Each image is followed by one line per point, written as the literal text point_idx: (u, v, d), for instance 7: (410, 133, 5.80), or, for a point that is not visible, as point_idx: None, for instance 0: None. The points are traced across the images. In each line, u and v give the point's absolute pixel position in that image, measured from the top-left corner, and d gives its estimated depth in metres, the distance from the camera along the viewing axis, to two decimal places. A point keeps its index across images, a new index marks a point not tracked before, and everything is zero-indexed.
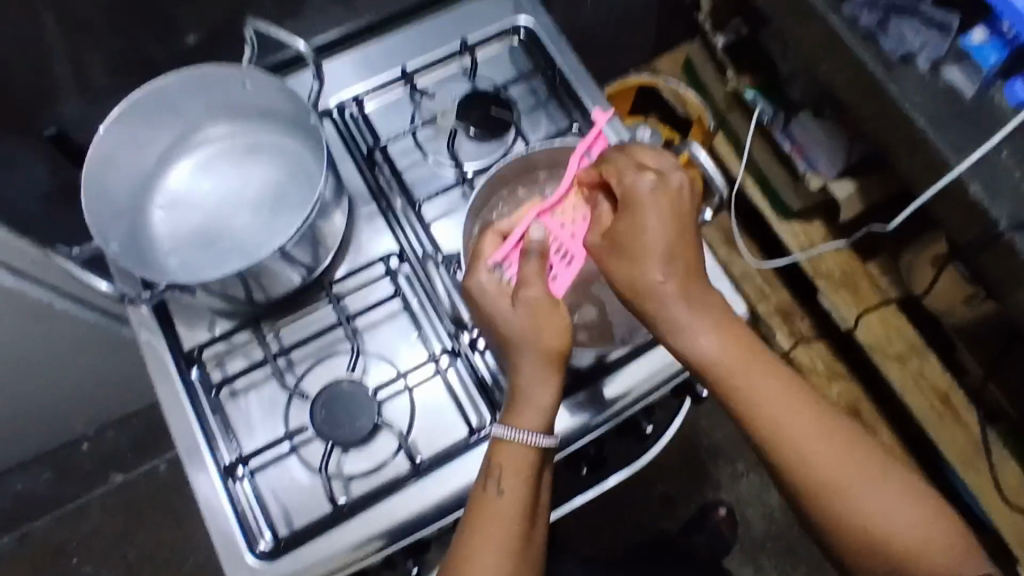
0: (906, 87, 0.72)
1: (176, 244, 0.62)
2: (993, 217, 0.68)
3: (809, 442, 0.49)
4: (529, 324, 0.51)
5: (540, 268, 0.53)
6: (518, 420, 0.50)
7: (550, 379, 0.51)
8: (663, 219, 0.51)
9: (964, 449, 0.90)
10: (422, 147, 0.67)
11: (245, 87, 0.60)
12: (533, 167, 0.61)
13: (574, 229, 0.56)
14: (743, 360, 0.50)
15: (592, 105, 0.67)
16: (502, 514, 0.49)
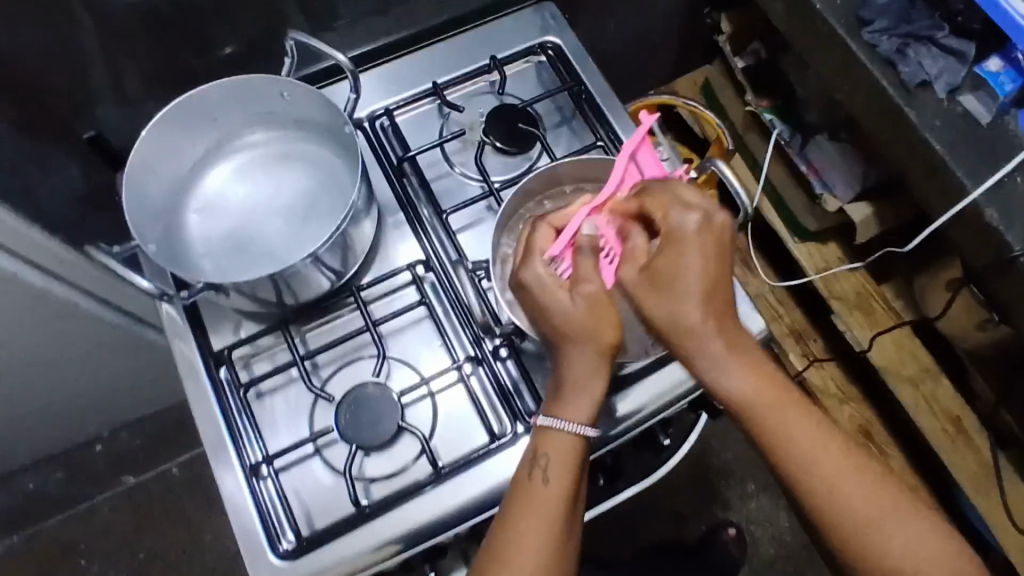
0: (925, 112, 0.73)
1: (209, 247, 0.63)
2: (1008, 242, 0.69)
3: (845, 492, 0.48)
4: (586, 317, 0.51)
5: (595, 264, 0.53)
6: (566, 413, 0.51)
7: (600, 373, 0.52)
8: (704, 263, 0.50)
9: (975, 473, 0.91)
10: (450, 159, 0.69)
11: (283, 96, 0.62)
12: (559, 181, 0.62)
13: (619, 231, 0.56)
14: (778, 406, 0.49)
15: (617, 124, 0.69)
16: (547, 503, 0.49)
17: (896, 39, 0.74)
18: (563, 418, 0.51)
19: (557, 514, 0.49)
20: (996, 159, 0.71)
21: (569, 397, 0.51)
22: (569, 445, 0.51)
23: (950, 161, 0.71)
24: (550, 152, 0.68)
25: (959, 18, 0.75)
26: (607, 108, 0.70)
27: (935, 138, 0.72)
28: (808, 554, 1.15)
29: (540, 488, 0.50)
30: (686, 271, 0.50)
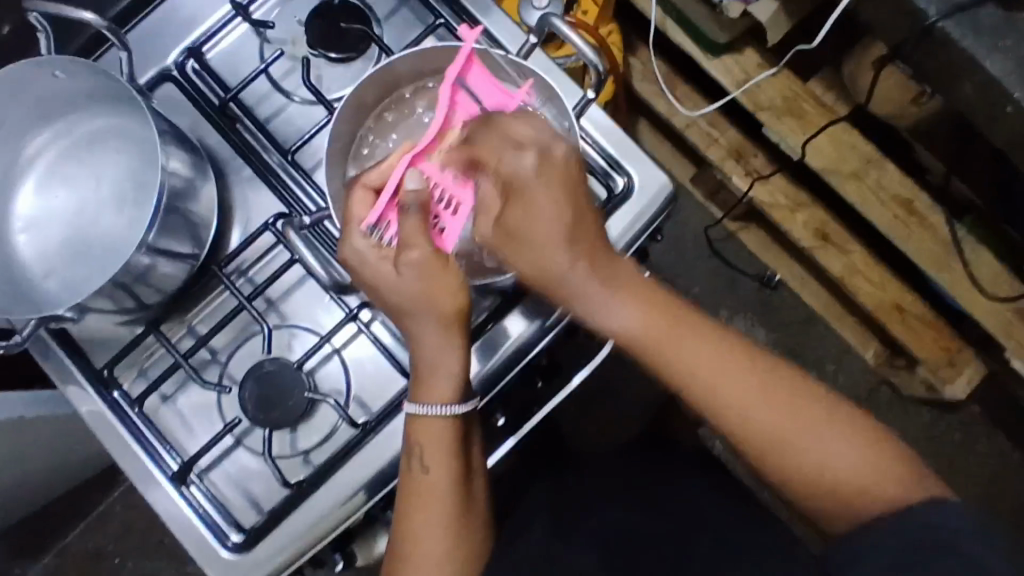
0: None
1: (48, 267, 0.57)
2: (920, 7, 0.63)
3: (747, 400, 0.49)
4: (421, 289, 0.49)
5: (420, 226, 0.50)
6: (430, 393, 0.51)
7: (454, 340, 0.51)
8: (555, 209, 0.49)
9: (934, 251, 0.87)
10: (280, 86, 0.60)
11: (57, 75, 0.54)
12: (397, 85, 0.56)
13: (455, 173, 0.53)
14: (666, 332, 0.50)
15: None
16: (431, 489, 0.52)
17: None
18: (430, 401, 0.51)
19: (443, 496, 0.52)
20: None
21: (430, 378, 0.51)
22: (445, 427, 0.51)
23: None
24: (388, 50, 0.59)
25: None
26: None
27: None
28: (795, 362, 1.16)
29: (422, 474, 0.52)
30: (540, 220, 0.49)
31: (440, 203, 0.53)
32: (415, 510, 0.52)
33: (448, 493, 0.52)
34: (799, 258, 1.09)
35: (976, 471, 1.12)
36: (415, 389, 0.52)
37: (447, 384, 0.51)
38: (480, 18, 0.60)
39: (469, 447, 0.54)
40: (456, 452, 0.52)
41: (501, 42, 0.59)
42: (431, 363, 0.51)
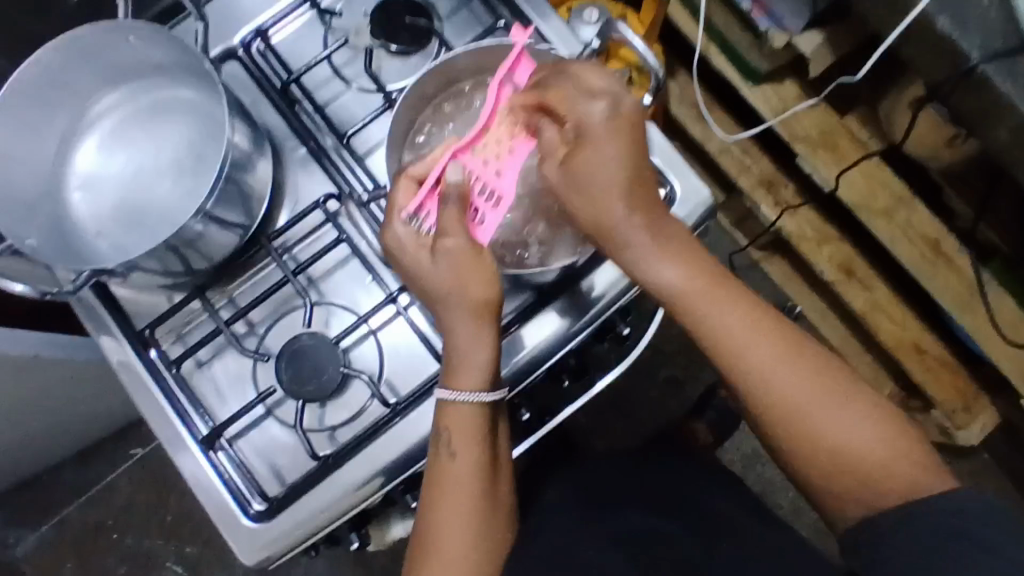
0: None
1: (100, 227, 0.58)
2: (964, 50, 0.65)
3: (788, 382, 0.51)
4: (453, 278, 0.52)
5: (457, 216, 0.52)
6: (456, 382, 0.53)
7: (483, 332, 0.53)
8: (609, 174, 0.51)
9: (960, 292, 0.88)
10: (341, 73, 0.63)
11: (131, 40, 0.56)
12: (456, 79, 0.58)
13: (497, 166, 0.54)
14: (711, 314, 0.51)
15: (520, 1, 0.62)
16: (461, 477, 0.54)
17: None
18: (460, 389, 0.53)
19: (466, 484, 0.54)
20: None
21: (455, 367, 0.53)
22: (472, 418, 0.53)
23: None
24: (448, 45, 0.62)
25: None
26: None
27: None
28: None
29: (447, 462, 0.54)
30: (598, 184, 0.51)
31: (479, 194, 0.53)
32: (439, 495, 0.54)
33: (470, 481, 0.54)
34: (822, 291, 1.11)
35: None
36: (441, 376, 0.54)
37: (475, 374, 0.53)
38: (539, 23, 0.62)
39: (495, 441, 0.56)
40: (481, 442, 0.54)
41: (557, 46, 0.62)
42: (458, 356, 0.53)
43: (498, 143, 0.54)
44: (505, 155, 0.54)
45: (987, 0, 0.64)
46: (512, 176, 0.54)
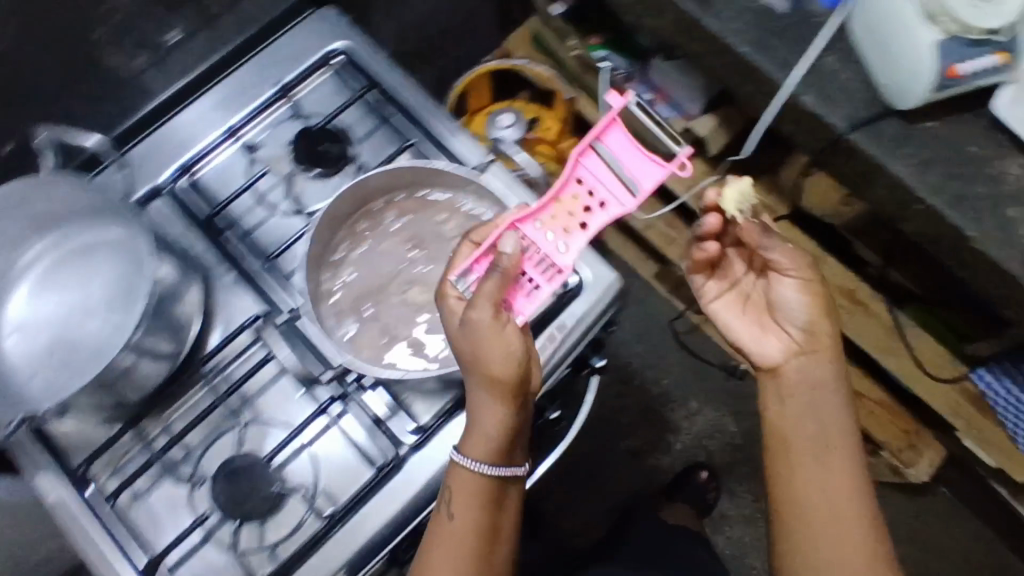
0: (724, 14, 0.74)
1: (31, 370, 0.59)
2: (832, 124, 0.72)
3: (811, 488, 0.60)
4: (473, 351, 0.55)
5: (495, 289, 0.55)
6: (470, 450, 0.57)
7: (500, 403, 0.56)
8: (803, 300, 0.62)
9: (879, 337, 0.94)
10: (264, 199, 0.67)
11: (63, 189, 0.61)
12: (368, 198, 0.63)
13: (548, 242, 0.58)
14: (802, 410, 0.62)
15: (429, 121, 0.68)
16: (456, 534, 0.57)
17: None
18: (474, 458, 0.56)
19: (463, 541, 0.57)
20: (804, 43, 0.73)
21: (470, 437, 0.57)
22: (474, 482, 0.57)
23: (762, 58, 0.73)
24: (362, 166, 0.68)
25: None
26: (414, 104, 0.69)
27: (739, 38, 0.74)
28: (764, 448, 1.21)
29: (446, 521, 0.57)
30: (789, 300, 0.63)
31: (534, 259, 0.58)
32: (437, 553, 0.57)
33: (468, 540, 0.57)
34: None
35: (954, 559, 1.13)
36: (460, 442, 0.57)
37: (489, 445, 0.57)
38: (450, 140, 0.68)
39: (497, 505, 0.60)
40: (483, 507, 0.57)
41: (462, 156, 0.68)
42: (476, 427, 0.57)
43: (569, 216, 0.58)
44: (578, 228, 0.58)
45: (846, 77, 0.72)
46: (579, 246, 0.58)
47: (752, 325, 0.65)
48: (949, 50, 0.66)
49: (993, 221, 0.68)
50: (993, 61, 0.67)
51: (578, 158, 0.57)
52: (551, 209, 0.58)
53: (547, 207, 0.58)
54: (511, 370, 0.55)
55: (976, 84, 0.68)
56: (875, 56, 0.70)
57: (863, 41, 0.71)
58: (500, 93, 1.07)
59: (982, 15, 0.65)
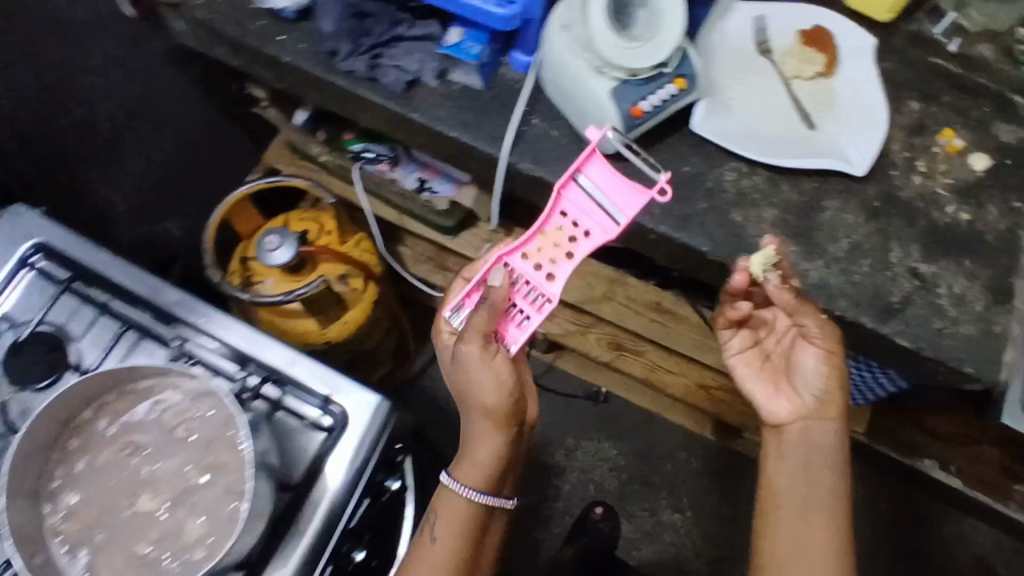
0: (431, 103, 0.90)
1: None
2: (552, 181, 0.88)
3: (797, 546, 0.74)
4: (486, 388, 0.79)
5: (486, 320, 0.75)
6: (460, 474, 0.82)
7: (494, 430, 0.82)
8: (821, 364, 0.77)
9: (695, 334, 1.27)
10: (56, 448, 0.69)
11: None
12: (99, 397, 0.70)
13: (546, 272, 0.77)
14: (784, 472, 0.77)
15: (199, 328, 0.78)
16: (434, 557, 0.81)
17: (366, 58, 0.89)
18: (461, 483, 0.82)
19: (447, 560, 0.81)
20: (555, 122, 0.90)
21: (465, 464, 0.83)
22: (462, 501, 0.82)
23: (539, 172, 0.88)
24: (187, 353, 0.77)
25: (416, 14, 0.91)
26: (157, 323, 0.78)
27: (457, 129, 0.89)
28: (638, 461, 1.62)
29: (431, 544, 0.81)
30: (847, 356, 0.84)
31: (526, 292, 0.78)
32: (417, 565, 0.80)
33: (449, 559, 0.81)
34: (626, 350, 1.45)
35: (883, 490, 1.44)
36: (454, 469, 0.83)
37: (476, 472, 0.82)
38: (261, 353, 0.77)
39: (469, 537, 0.83)
40: (465, 522, 0.83)
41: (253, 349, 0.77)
42: (473, 459, 0.83)
43: (554, 247, 0.76)
44: (564, 255, 0.76)
45: (557, 137, 0.89)
46: (560, 275, 0.76)
47: (772, 394, 0.80)
48: (709, 116, 0.89)
49: (805, 227, 0.88)
50: (671, 87, 0.82)
51: (563, 191, 0.76)
52: (537, 243, 0.77)
53: (534, 242, 0.77)
54: (500, 397, 0.79)
55: (660, 114, 0.82)
56: (574, 117, 0.86)
57: (564, 107, 0.87)
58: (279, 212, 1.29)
59: (754, 101, 0.91)
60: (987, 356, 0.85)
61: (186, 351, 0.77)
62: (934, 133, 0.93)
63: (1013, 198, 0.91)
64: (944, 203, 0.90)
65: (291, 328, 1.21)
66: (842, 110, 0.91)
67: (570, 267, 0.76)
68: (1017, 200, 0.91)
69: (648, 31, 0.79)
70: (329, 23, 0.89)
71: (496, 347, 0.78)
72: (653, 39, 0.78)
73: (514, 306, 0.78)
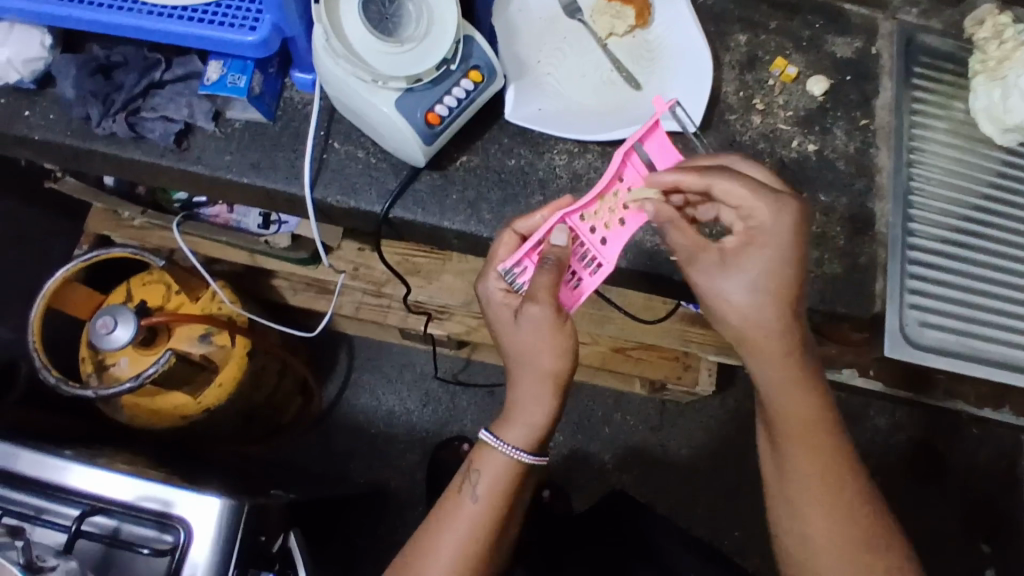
0: (214, 151, 0.80)
1: None
2: (369, 207, 0.79)
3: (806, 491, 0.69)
4: (540, 343, 0.68)
5: (550, 281, 0.68)
6: (505, 436, 0.70)
7: (547, 393, 0.70)
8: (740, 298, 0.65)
9: (587, 309, 1.21)
10: None
11: None
12: None
13: (601, 235, 0.72)
14: None
15: (16, 465, 0.72)
16: (472, 514, 0.70)
17: (122, 118, 0.78)
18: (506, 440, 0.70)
19: (482, 520, 0.70)
20: (355, 144, 0.80)
21: (513, 424, 0.70)
22: (505, 462, 0.70)
23: (350, 203, 0.79)
24: None
25: (168, 54, 0.80)
26: None
27: (248, 175, 0.79)
28: (576, 433, 1.52)
29: (469, 503, 0.71)
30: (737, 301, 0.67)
31: (575, 255, 0.72)
32: (447, 526, 0.70)
33: (487, 520, 0.70)
34: None
35: None
36: (497, 426, 0.71)
37: (526, 433, 0.70)
38: (58, 479, 0.72)
39: (513, 503, 0.72)
40: (501, 492, 0.71)
41: (81, 490, 0.71)
42: (522, 415, 0.70)
43: (608, 209, 0.72)
44: (619, 221, 0.71)
45: (362, 155, 0.80)
46: (615, 241, 0.72)
47: None
48: (522, 101, 0.81)
49: None
50: (465, 83, 0.73)
51: (626, 156, 0.72)
52: (596, 205, 0.72)
53: (594, 203, 0.72)
54: (565, 361, 0.69)
55: (461, 116, 0.74)
56: (363, 123, 0.75)
57: (364, 129, 0.77)
58: (119, 284, 1.17)
59: (571, 74, 0.84)
60: (861, 287, 0.81)
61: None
62: (766, 65, 0.87)
63: (859, 115, 0.87)
64: (788, 138, 0.85)
65: (164, 405, 1.13)
66: (662, 60, 0.85)
67: (627, 233, 0.71)
68: (861, 116, 0.87)
69: (418, 30, 0.70)
70: (68, 88, 0.78)
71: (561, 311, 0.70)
72: (425, 38, 0.69)
73: (569, 268, 0.72)
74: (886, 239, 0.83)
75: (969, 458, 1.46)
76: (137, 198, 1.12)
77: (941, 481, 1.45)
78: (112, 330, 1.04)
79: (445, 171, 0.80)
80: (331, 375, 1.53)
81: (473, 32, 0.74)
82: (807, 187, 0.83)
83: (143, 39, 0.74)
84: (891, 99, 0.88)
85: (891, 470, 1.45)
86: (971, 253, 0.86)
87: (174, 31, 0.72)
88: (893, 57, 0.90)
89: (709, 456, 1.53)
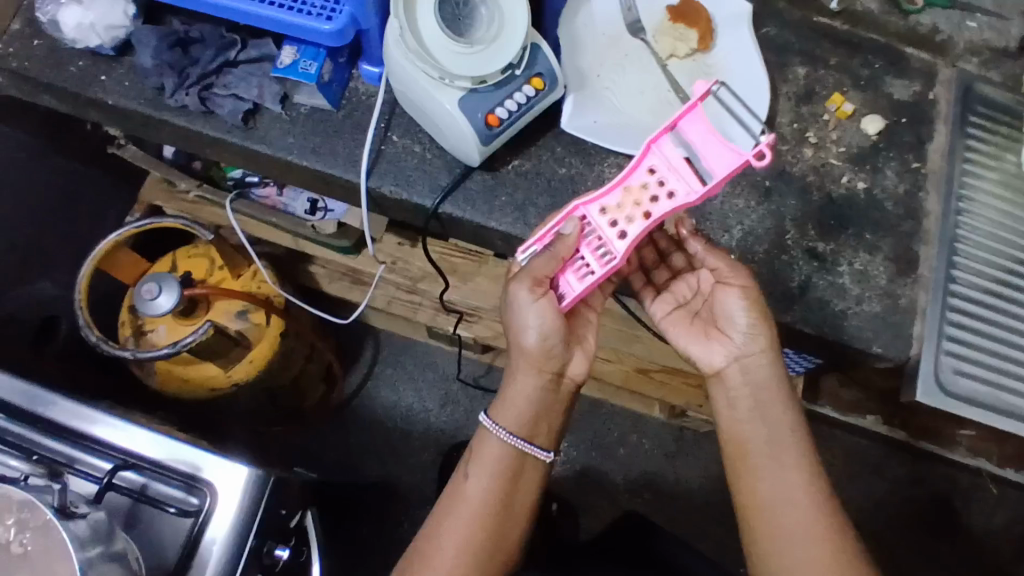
0: (277, 132, 0.82)
1: None
2: (420, 200, 0.81)
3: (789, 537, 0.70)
4: (521, 324, 0.71)
5: (543, 263, 0.70)
6: (498, 417, 0.72)
7: (530, 375, 0.72)
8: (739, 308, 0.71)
9: (617, 326, 1.22)
10: None
11: None
12: None
13: (618, 226, 0.70)
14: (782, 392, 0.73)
15: (48, 411, 0.74)
16: (470, 496, 0.71)
17: (195, 92, 0.81)
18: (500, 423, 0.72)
19: (479, 503, 0.70)
20: (412, 138, 0.83)
21: (503, 406, 0.72)
22: (498, 446, 0.72)
23: (402, 195, 0.81)
24: (28, 454, 0.71)
25: (244, 36, 0.83)
26: (18, 400, 0.75)
27: (307, 158, 0.82)
28: (591, 450, 1.52)
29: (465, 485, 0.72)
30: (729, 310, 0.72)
31: (588, 241, 0.71)
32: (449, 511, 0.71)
33: (483, 503, 0.70)
34: None
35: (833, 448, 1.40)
36: (493, 410, 0.73)
37: (515, 414, 0.72)
38: (87, 429, 0.74)
39: (513, 492, 0.72)
40: (495, 475, 0.71)
41: (111, 444, 0.74)
42: (512, 398, 0.73)
43: (634, 198, 0.69)
44: (641, 215, 0.69)
45: (419, 149, 0.82)
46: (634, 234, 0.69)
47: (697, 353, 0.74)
48: (579, 112, 0.83)
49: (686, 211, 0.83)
50: (527, 89, 0.75)
51: (654, 143, 0.68)
52: (618, 196, 0.70)
53: (617, 194, 0.70)
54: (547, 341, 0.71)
55: (520, 120, 0.76)
56: (425, 118, 0.78)
57: (424, 124, 0.79)
58: (165, 254, 1.21)
59: (630, 91, 0.85)
60: (900, 329, 0.81)
61: (26, 452, 0.72)
62: (822, 100, 0.88)
63: (911, 158, 0.87)
64: (838, 173, 0.85)
65: (196, 374, 1.15)
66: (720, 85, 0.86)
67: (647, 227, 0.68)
68: (913, 159, 0.87)
69: (489, 32, 0.72)
70: (146, 58, 0.81)
71: (548, 293, 0.71)
72: (495, 39, 0.72)
73: (581, 254, 0.72)
74: (928, 282, 0.83)
75: (987, 519, 1.43)
76: (193, 172, 1.15)
77: (955, 540, 1.42)
78: (155, 295, 1.06)
79: (498, 172, 0.82)
80: (355, 366, 1.55)
81: (540, 40, 0.76)
82: (853, 224, 0.84)
83: (224, 18, 0.77)
84: (944, 145, 0.88)
85: (905, 522, 1.43)
86: (1012, 306, 0.85)
87: (256, 13, 0.75)
88: (951, 103, 0.90)
89: (721, 488, 1.52)
